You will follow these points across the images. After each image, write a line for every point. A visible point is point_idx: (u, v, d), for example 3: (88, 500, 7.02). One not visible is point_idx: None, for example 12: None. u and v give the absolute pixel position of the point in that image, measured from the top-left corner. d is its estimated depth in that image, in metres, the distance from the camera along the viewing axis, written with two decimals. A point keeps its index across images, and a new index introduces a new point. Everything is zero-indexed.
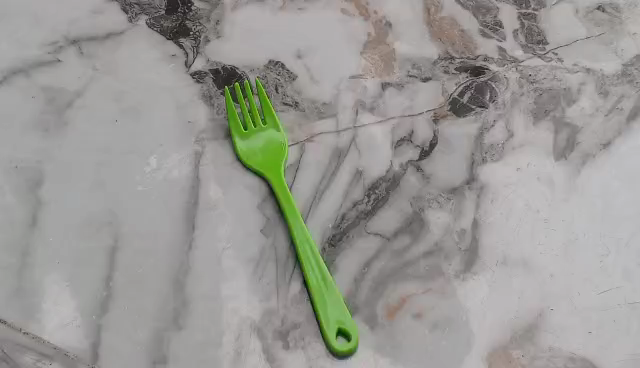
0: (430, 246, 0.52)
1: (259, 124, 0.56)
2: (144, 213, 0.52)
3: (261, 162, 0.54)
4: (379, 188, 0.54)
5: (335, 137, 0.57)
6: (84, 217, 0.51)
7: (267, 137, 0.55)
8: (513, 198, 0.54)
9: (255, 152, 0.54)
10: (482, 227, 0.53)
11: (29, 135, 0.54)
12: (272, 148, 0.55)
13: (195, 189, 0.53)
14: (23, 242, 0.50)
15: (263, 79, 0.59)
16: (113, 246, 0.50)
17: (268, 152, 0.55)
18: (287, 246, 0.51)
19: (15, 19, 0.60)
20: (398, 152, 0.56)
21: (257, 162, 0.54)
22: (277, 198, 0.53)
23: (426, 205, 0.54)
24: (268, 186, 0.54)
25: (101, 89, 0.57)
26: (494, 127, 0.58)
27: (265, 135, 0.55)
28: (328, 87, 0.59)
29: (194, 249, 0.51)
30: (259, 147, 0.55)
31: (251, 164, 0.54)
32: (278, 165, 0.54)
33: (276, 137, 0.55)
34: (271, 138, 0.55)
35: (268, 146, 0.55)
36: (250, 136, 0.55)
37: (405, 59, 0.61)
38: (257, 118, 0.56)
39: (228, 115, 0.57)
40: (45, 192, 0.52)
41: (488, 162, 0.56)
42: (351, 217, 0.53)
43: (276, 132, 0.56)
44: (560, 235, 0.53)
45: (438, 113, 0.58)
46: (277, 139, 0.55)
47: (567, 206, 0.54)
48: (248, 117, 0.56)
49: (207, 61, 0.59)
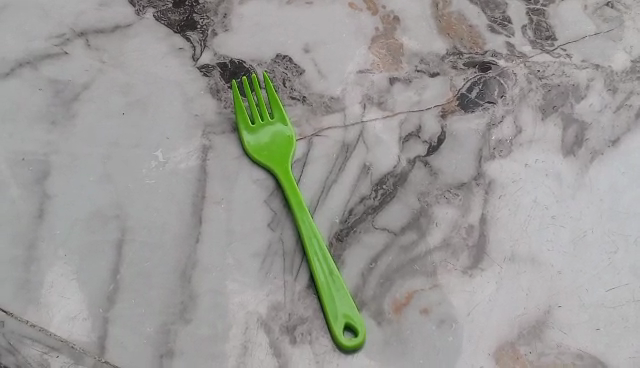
0: (437, 242, 0.52)
1: (266, 118, 0.56)
2: (151, 206, 0.52)
3: (268, 156, 0.54)
4: (386, 183, 0.54)
5: (343, 132, 0.56)
6: (91, 209, 0.51)
7: (274, 132, 0.55)
8: (520, 194, 0.54)
9: (261, 146, 0.54)
10: (490, 223, 0.53)
11: (36, 127, 0.54)
12: (279, 142, 0.55)
13: (202, 183, 0.53)
14: (31, 234, 0.50)
15: (271, 73, 0.59)
16: (120, 239, 0.50)
17: (274, 146, 0.54)
18: (294, 240, 0.51)
19: (21, 12, 0.60)
20: (406, 147, 0.56)
21: (264, 157, 0.54)
22: (284, 192, 0.52)
23: (434, 200, 0.54)
24: (275, 179, 0.54)
25: (108, 82, 0.57)
26: (502, 123, 0.58)
27: (272, 129, 0.55)
28: (336, 82, 0.59)
29: (201, 243, 0.51)
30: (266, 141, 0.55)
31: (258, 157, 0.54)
32: (285, 160, 0.54)
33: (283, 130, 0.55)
34: (278, 132, 0.55)
35: (275, 140, 0.55)
36: (257, 130, 0.55)
37: (413, 53, 0.61)
38: (264, 111, 0.56)
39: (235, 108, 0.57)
40: (52, 185, 0.52)
41: (496, 157, 0.56)
42: (358, 212, 0.53)
43: (283, 126, 0.56)
44: (568, 231, 0.53)
45: (446, 108, 0.58)
46: (284, 133, 0.55)
47: (575, 203, 0.54)
48: (255, 110, 0.56)
49: (214, 54, 0.59)
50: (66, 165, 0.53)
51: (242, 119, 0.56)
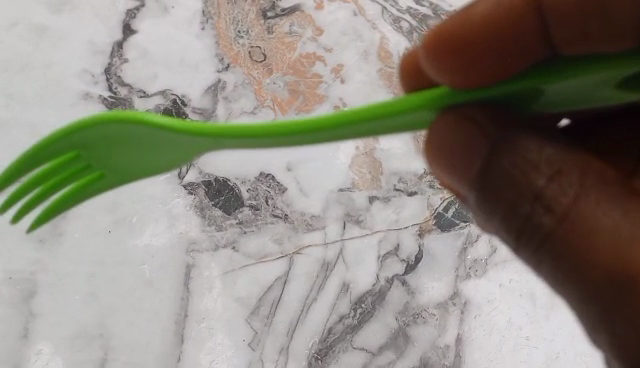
0: (415, 362, 0.55)
1: (61, 173, 0.43)
2: (134, 324, 0.54)
3: (308, 134, 0.33)
4: (365, 302, 0.56)
5: (323, 249, 0.57)
6: (74, 329, 0.53)
7: (94, 151, 0.40)
8: (495, 314, 0.57)
9: (161, 159, 0.39)
10: (466, 343, 0.56)
11: (23, 245, 0.55)
12: (90, 143, 0.40)
13: (185, 301, 0.55)
14: (16, 354, 0.52)
15: (254, 191, 0.59)
16: (103, 360, 0.53)
17: (247, 130, 0.34)
18: (291, 140, 0.34)
19: (4, 123, 0.58)
20: (384, 265, 0.58)
21: (198, 145, 0.37)
22: (327, 131, 0.33)
23: (411, 320, 0.56)
24: (292, 135, 0.34)
25: (96, 201, 0.57)
26: (479, 241, 0.60)
27: (71, 169, 0.42)
28: (317, 200, 0.59)
29: (181, 362, 0.54)
30: (155, 152, 0.39)
31: (226, 141, 0.35)
32: (131, 136, 0.38)
33: (116, 125, 0.38)
34: (102, 135, 0.39)
35: (120, 141, 0.39)
36: (89, 182, 0.43)
37: (391, 172, 0.61)
38: (55, 171, 0.43)
39: (64, 174, 0.42)
40: (38, 303, 0.54)
41: (472, 277, 0.58)
42: (337, 331, 0.55)
43: (93, 129, 0.39)
44: (542, 352, 0.57)
45: (422, 226, 0.59)
46: (111, 131, 0.38)
47: (548, 323, 0.57)
48: (54, 164, 0.42)
49: (199, 172, 0.59)
50: (52, 283, 0.54)
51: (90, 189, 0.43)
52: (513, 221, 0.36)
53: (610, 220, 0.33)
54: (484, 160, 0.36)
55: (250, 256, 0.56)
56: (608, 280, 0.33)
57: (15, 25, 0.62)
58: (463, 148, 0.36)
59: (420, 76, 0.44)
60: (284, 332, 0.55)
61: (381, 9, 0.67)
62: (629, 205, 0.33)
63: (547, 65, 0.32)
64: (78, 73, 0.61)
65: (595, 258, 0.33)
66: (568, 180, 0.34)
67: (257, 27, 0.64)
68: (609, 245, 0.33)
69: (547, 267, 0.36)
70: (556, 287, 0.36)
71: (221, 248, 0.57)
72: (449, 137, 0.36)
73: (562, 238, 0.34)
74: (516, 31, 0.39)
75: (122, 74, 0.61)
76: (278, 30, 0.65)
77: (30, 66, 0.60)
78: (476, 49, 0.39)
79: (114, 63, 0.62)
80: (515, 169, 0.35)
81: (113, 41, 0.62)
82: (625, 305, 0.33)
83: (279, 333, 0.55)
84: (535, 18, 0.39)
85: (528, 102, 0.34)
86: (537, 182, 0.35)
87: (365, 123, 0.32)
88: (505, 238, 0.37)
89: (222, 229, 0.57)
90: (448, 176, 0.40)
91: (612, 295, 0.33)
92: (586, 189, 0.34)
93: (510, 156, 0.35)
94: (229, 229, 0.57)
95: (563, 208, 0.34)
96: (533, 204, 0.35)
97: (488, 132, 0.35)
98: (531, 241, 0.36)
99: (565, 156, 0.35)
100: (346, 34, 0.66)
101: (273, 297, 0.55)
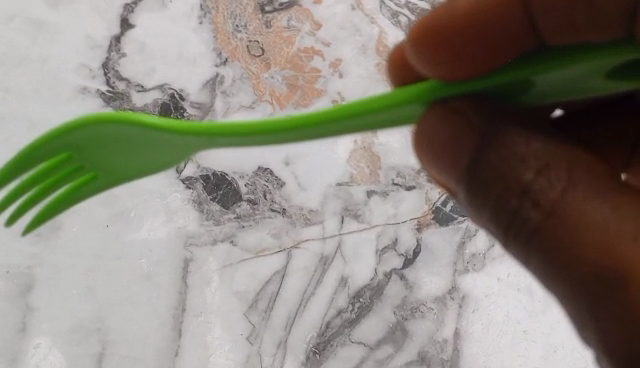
0: (412, 356, 0.55)
1: (55, 174, 0.42)
2: (131, 319, 0.54)
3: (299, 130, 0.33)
4: (363, 296, 0.56)
5: (321, 243, 0.57)
6: (72, 323, 0.53)
7: (87, 151, 0.40)
8: (493, 309, 0.57)
9: (153, 157, 0.39)
10: (463, 337, 0.56)
11: (20, 239, 0.55)
12: (84, 143, 0.40)
13: (183, 295, 0.55)
14: (14, 347, 0.53)
15: (252, 186, 0.58)
16: (101, 354, 0.53)
17: (239, 129, 0.34)
18: (283, 138, 0.34)
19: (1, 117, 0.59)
20: (383, 259, 0.57)
21: (191, 144, 0.37)
22: (319, 128, 0.33)
23: (409, 314, 0.56)
24: (284, 133, 0.34)
25: None
26: (477, 236, 0.59)
27: (66, 170, 0.42)
28: (316, 194, 0.59)
29: (179, 357, 0.54)
30: (149, 151, 0.38)
31: (218, 140, 0.35)
32: (124, 136, 0.38)
33: (107, 126, 0.38)
34: (95, 135, 0.39)
35: (112, 141, 0.39)
36: (85, 182, 0.43)
37: (389, 166, 0.61)
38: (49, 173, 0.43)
39: (60, 176, 0.42)
40: (36, 297, 0.54)
41: (470, 271, 0.58)
42: (335, 325, 0.55)
43: (85, 130, 0.39)
44: (541, 347, 0.56)
45: (421, 221, 0.59)
46: (101, 131, 0.38)
47: (546, 318, 0.57)
48: (49, 167, 0.42)
49: (197, 166, 0.58)
50: (49, 277, 0.54)
51: (85, 189, 0.43)
52: (500, 216, 0.35)
53: (599, 216, 0.34)
54: (470, 153, 0.36)
55: (248, 250, 0.56)
56: (595, 276, 0.34)
57: (13, 19, 0.62)
58: (448, 141, 0.36)
59: (409, 69, 0.44)
60: (282, 326, 0.55)
61: (380, 2, 0.67)
62: (616, 201, 0.34)
63: (536, 55, 0.32)
64: (75, 67, 0.61)
65: (585, 254, 0.34)
66: (556, 174, 0.34)
67: (255, 21, 0.64)
68: (597, 241, 0.33)
69: (534, 261, 0.35)
70: (544, 280, 0.36)
71: (219, 242, 0.57)
72: (434, 131, 0.35)
73: (550, 233, 0.34)
74: (503, 21, 0.39)
75: (120, 68, 0.61)
76: (276, 24, 0.65)
77: (28, 61, 0.61)
78: (464, 42, 0.38)
79: (112, 57, 0.61)
80: (502, 163, 0.35)
81: (111, 35, 0.62)
82: (612, 299, 0.33)
83: (278, 327, 0.55)
84: (522, 9, 0.39)
85: (516, 94, 0.34)
86: (524, 176, 0.34)
87: (355, 118, 0.32)
88: (491, 231, 0.37)
89: (220, 223, 0.57)
90: (434, 169, 0.39)
91: (599, 290, 0.34)
92: (574, 183, 0.34)
93: (497, 150, 0.35)
94: (227, 223, 0.57)
95: (551, 203, 0.34)
96: (520, 198, 0.35)
97: (475, 125, 0.34)
98: (519, 236, 0.35)
99: (552, 149, 0.34)
100: (344, 28, 0.66)
101: (271, 292, 0.55)
